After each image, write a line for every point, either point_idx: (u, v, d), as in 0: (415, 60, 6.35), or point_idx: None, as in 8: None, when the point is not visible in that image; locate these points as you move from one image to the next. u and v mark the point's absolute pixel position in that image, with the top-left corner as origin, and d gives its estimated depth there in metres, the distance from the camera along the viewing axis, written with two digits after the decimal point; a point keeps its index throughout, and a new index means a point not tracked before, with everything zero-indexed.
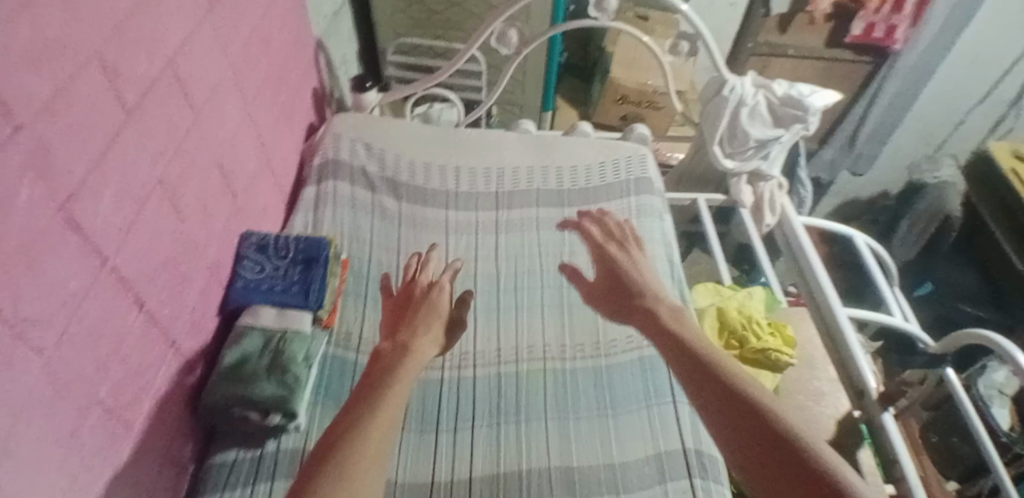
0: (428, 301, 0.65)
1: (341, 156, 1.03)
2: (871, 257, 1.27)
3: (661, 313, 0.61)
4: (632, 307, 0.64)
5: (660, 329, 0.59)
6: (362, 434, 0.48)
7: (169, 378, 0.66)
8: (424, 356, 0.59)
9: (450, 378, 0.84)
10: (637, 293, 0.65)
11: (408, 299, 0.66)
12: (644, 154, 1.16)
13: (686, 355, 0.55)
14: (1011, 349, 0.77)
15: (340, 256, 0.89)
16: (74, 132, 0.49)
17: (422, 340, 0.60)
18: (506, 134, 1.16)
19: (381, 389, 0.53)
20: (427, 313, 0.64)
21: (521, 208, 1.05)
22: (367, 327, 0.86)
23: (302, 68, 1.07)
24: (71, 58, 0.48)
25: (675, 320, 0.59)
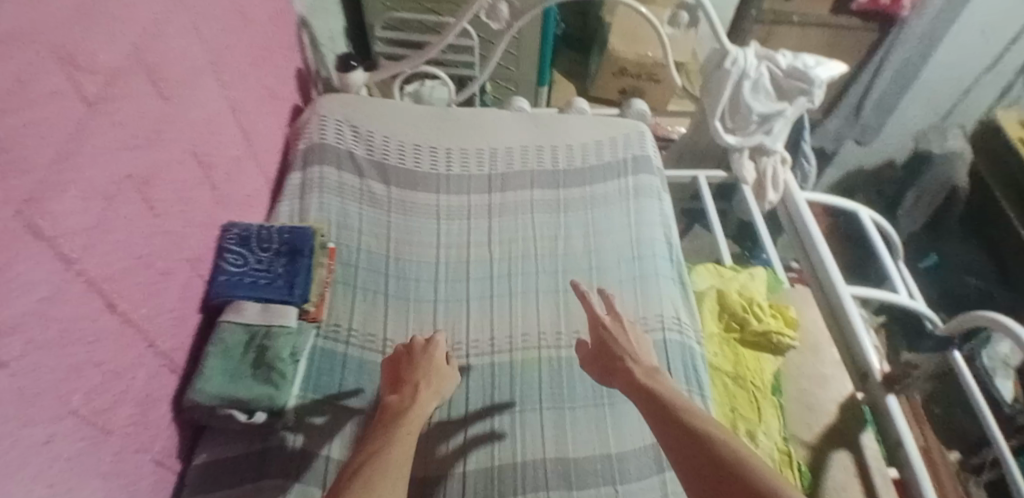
0: (427, 354, 0.74)
1: (327, 139, 1.00)
2: (876, 233, 1.24)
3: (639, 376, 0.67)
4: (617, 370, 0.70)
5: (640, 389, 0.64)
6: (375, 463, 0.56)
7: (149, 378, 0.65)
8: (424, 405, 0.67)
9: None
10: (624, 357, 0.71)
11: (408, 356, 0.74)
12: (642, 132, 1.12)
13: (666, 417, 0.59)
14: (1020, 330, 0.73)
15: (327, 244, 0.87)
16: (31, 128, 0.46)
17: (425, 393, 0.68)
18: (499, 112, 1.12)
19: (391, 429, 0.61)
20: (426, 367, 0.72)
21: (515, 191, 1.02)
22: (357, 317, 0.84)
23: (285, 49, 1.03)
24: (22, 49, 0.45)
25: (656, 385, 0.65)
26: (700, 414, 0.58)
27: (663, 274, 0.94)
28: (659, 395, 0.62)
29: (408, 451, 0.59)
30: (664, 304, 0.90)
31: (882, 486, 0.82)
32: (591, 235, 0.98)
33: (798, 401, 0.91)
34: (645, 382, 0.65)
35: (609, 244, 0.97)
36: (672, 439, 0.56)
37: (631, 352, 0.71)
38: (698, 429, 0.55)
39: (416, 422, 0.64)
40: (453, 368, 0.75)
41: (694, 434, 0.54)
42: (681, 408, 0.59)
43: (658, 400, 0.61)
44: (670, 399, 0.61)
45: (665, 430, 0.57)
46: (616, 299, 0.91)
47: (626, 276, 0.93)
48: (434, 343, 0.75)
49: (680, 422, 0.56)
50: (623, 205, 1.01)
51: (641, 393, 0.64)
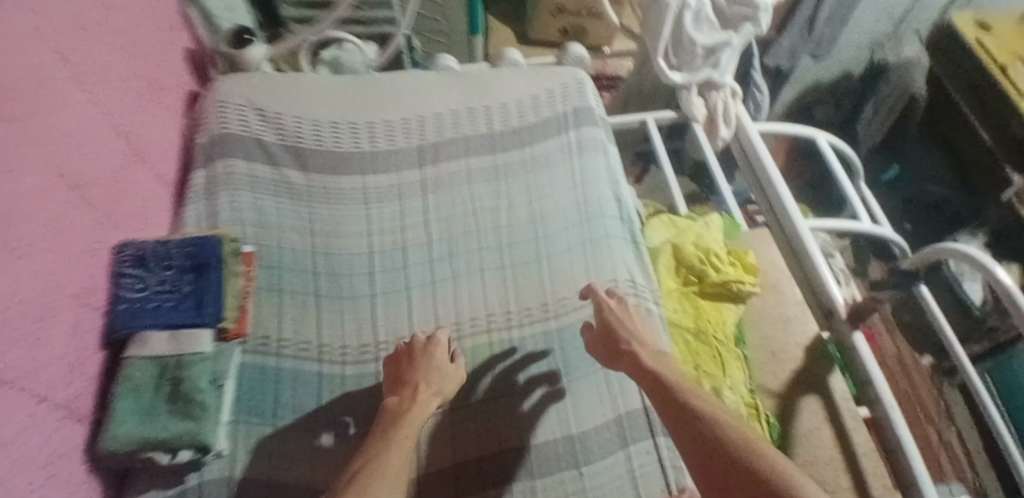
0: (428, 355, 0.70)
1: (230, 127, 0.89)
2: (834, 158, 1.19)
3: (646, 361, 0.67)
4: (623, 354, 0.69)
5: (649, 376, 0.65)
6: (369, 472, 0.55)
7: (51, 433, 0.58)
8: (427, 409, 0.64)
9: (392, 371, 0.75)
10: (627, 340, 0.70)
11: (406, 355, 0.71)
12: (582, 79, 1.03)
13: (678, 411, 0.59)
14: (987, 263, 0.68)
15: (242, 249, 0.79)
16: None
17: (426, 393, 0.66)
18: (424, 74, 1.01)
19: (392, 434, 0.60)
20: (427, 365, 0.70)
21: (449, 161, 0.93)
22: (286, 325, 0.77)
23: (166, 29, 0.91)
24: None
25: (666, 372, 0.65)
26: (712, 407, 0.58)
27: (613, 234, 0.88)
28: (670, 385, 0.62)
29: (405, 459, 0.57)
30: (617, 268, 0.84)
31: (851, 424, 0.80)
32: (535, 201, 0.90)
33: (763, 348, 0.88)
34: (654, 371, 0.65)
35: (555, 209, 0.90)
36: (685, 433, 0.57)
37: (637, 334, 0.71)
38: (712, 428, 0.56)
39: (414, 425, 0.62)
40: (460, 369, 0.72)
41: (709, 433, 0.55)
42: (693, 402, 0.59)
43: (666, 391, 0.62)
44: (679, 390, 0.62)
45: (679, 425, 0.58)
46: (567, 268, 0.85)
47: (576, 241, 0.87)
48: (437, 344, 0.72)
49: (694, 419, 0.57)
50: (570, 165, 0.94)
51: (650, 381, 0.64)
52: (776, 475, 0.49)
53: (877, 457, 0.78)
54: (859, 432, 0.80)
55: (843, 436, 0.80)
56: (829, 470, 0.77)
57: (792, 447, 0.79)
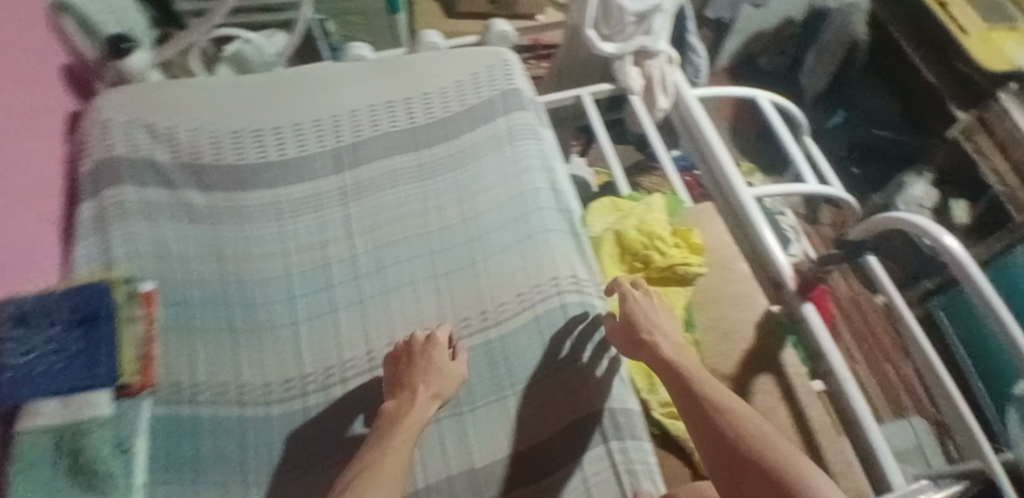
0: (428, 352, 0.68)
1: (116, 150, 0.80)
2: (777, 117, 1.16)
3: (668, 357, 0.67)
4: (642, 346, 0.69)
5: (671, 371, 0.65)
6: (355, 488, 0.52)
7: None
8: (426, 411, 0.63)
9: (339, 396, 0.70)
10: (646, 334, 0.70)
11: (409, 354, 0.69)
12: (507, 60, 0.95)
13: (698, 410, 0.60)
14: (939, 235, 0.65)
15: (139, 289, 0.71)
16: None
17: (423, 397, 0.64)
18: (335, 67, 0.93)
19: (384, 441, 0.58)
20: (425, 366, 0.67)
21: (369, 164, 0.85)
22: (201, 369, 0.71)
23: (34, 42, 0.80)
24: None
25: (688, 368, 0.65)
26: (734, 406, 0.59)
27: (551, 227, 0.83)
28: (690, 381, 0.63)
29: (400, 469, 0.55)
30: (558, 264, 0.79)
31: (805, 399, 0.79)
32: (466, 199, 0.84)
33: (714, 330, 0.85)
34: (677, 367, 0.65)
35: (487, 206, 0.84)
36: (706, 433, 0.58)
37: (658, 325, 0.71)
38: (731, 432, 0.56)
39: (409, 431, 0.60)
40: (458, 366, 0.69)
41: (732, 435, 0.56)
42: (714, 404, 0.60)
43: (687, 388, 0.63)
44: (699, 388, 0.62)
45: (698, 424, 0.59)
46: (504, 270, 0.79)
47: (512, 239, 0.81)
48: (435, 345, 0.68)
49: (715, 421, 0.58)
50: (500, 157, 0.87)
51: (672, 376, 0.65)
52: (794, 478, 0.50)
53: (833, 430, 0.77)
54: (814, 406, 0.78)
55: (798, 411, 0.78)
56: None
57: None
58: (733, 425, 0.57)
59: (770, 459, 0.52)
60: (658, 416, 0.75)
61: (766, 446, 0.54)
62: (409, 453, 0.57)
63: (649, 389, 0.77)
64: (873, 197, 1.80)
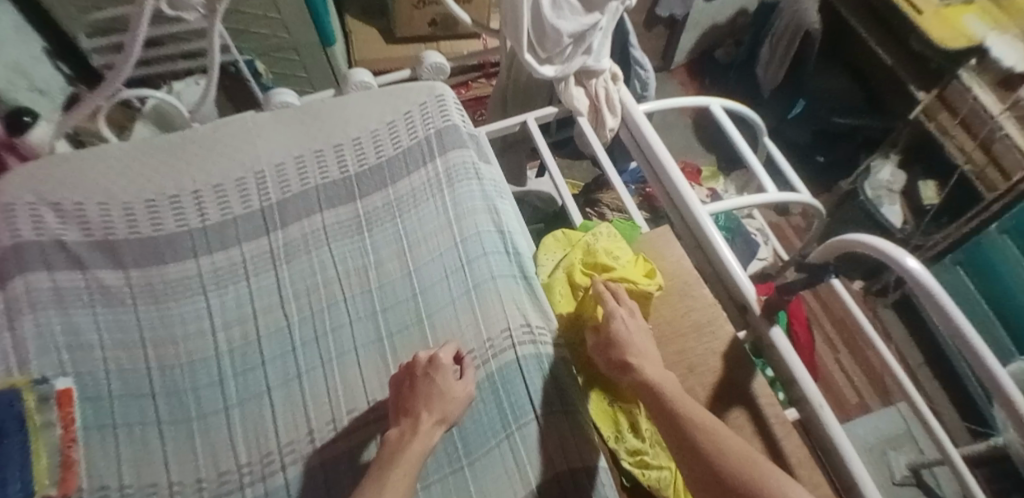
0: (436, 375, 0.64)
1: (21, 234, 0.73)
2: (730, 123, 1.13)
3: (651, 377, 0.63)
4: (629, 368, 0.65)
5: (653, 394, 0.62)
6: None
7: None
8: (430, 437, 0.61)
9: (285, 475, 0.65)
10: (630, 356, 0.66)
11: (411, 375, 0.65)
12: (441, 95, 0.90)
13: (683, 439, 0.58)
14: (900, 258, 0.62)
15: (54, 390, 0.65)
16: None
17: (427, 424, 0.61)
18: (256, 117, 0.87)
19: (386, 474, 0.57)
20: (429, 391, 0.63)
21: (301, 222, 0.80)
22: (129, 470, 0.65)
23: None
24: None
25: (669, 388, 0.62)
26: (720, 430, 0.57)
27: (499, 273, 0.78)
28: (669, 405, 0.60)
29: None
30: (508, 314, 0.75)
31: (780, 431, 0.75)
32: (406, 251, 0.79)
33: (679, 365, 0.81)
34: (659, 390, 0.62)
35: (429, 257, 0.79)
36: (691, 464, 0.56)
37: (641, 343, 0.67)
38: (723, 467, 0.54)
39: (412, 461, 0.58)
40: (468, 385, 0.65)
41: (719, 463, 0.54)
42: (702, 429, 0.57)
43: (667, 411, 0.60)
44: (678, 410, 0.60)
45: (686, 454, 0.57)
46: (452, 326, 0.75)
47: (457, 291, 0.77)
48: (439, 368, 0.64)
49: (701, 453, 0.56)
50: (441, 197, 0.83)
51: (653, 400, 0.62)
52: None
53: (811, 464, 0.73)
54: (789, 438, 0.75)
55: (773, 446, 0.75)
56: None
57: None
58: (722, 457, 0.55)
59: None
60: (628, 467, 0.67)
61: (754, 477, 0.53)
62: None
63: (616, 437, 0.69)
64: (841, 185, 1.79)
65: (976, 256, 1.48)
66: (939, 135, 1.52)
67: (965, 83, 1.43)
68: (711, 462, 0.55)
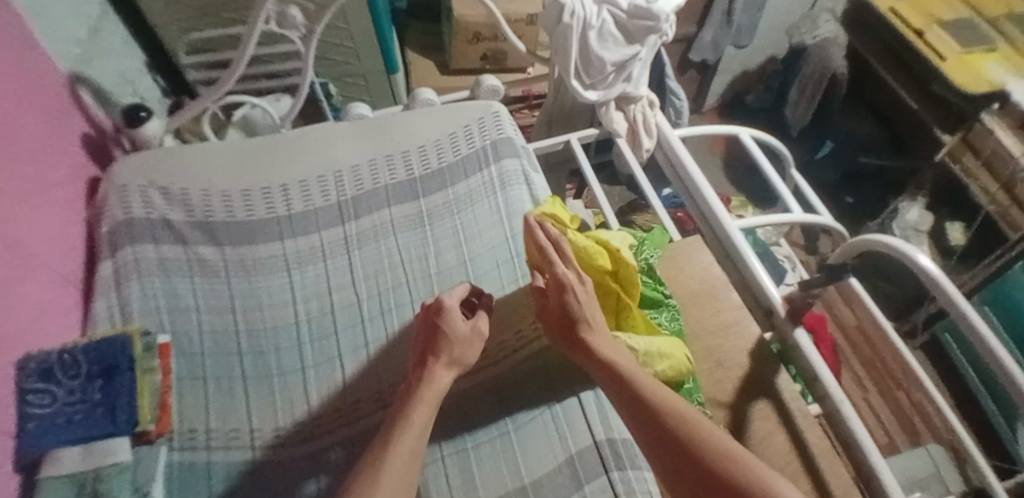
0: (445, 322, 0.71)
1: (134, 212, 0.85)
2: (759, 151, 1.21)
3: (616, 364, 0.69)
4: (578, 346, 0.73)
5: (621, 382, 0.67)
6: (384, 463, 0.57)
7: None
8: (441, 383, 0.67)
9: (350, 426, 0.74)
10: (579, 325, 0.73)
11: (427, 328, 0.72)
12: (497, 112, 1.02)
13: (643, 410, 0.64)
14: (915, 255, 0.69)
15: (157, 341, 0.74)
16: None
17: (440, 366, 0.69)
18: (333, 126, 0.99)
19: (406, 413, 0.63)
20: (437, 336, 0.71)
21: (371, 213, 0.91)
22: (215, 416, 0.73)
23: (55, 114, 0.85)
24: None
25: (637, 377, 0.67)
26: (689, 412, 0.62)
27: None
28: (638, 391, 0.65)
29: (415, 447, 0.60)
30: None
31: (803, 424, 0.81)
32: (462, 243, 0.89)
33: (708, 359, 0.88)
34: (618, 368, 0.68)
35: (483, 249, 0.88)
36: (652, 434, 0.62)
37: (592, 311, 0.74)
38: (687, 433, 0.60)
39: (431, 401, 0.65)
40: (476, 327, 0.73)
41: (689, 441, 0.59)
42: (672, 412, 0.62)
43: (636, 397, 0.65)
44: (646, 396, 0.64)
45: (655, 438, 0.61)
46: (504, 308, 0.84)
47: (515, 280, 0.86)
48: (446, 313, 0.72)
49: (663, 424, 0.61)
50: (479, 190, 0.94)
51: (621, 389, 0.67)
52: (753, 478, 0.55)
53: (833, 454, 0.79)
54: (812, 430, 0.81)
55: (797, 438, 0.80)
56: (787, 473, 0.77)
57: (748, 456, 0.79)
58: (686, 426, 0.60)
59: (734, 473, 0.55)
60: None
61: (720, 450, 0.58)
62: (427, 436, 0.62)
63: None
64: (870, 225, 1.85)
65: (1002, 295, 1.51)
66: (964, 178, 1.59)
67: (987, 126, 1.49)
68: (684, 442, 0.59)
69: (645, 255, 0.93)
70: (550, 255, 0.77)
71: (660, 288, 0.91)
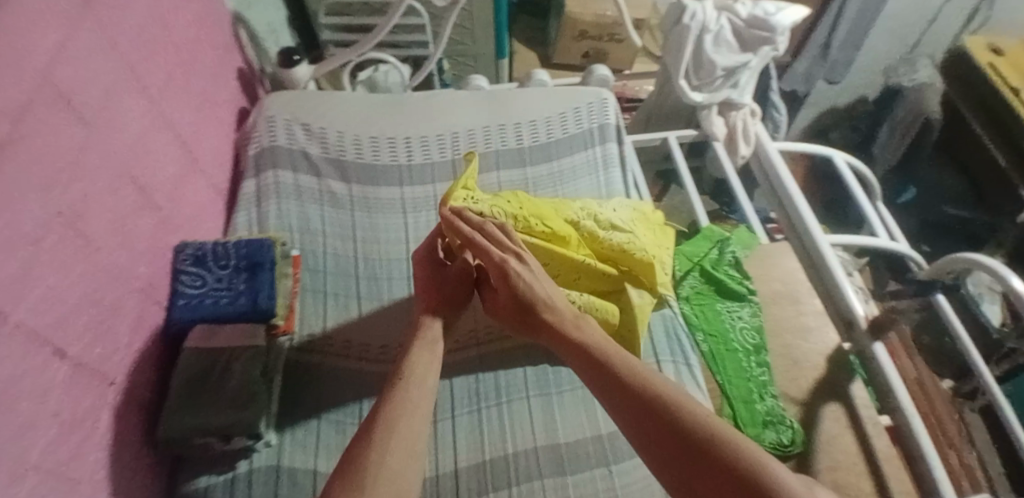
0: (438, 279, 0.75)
1: (278, 141, 0.95)
2: (851, 175, 1.22)
3: (589, 342, 0.61)
4: (540, 325, 0.68)
5: (594, 362, 0.59)
6: (384, 418, 0.55)
7: (107, 431, 0.61)
8: (432, 338, 0.68)
9: (452, 354, 0.82)
10: (539, 306, 0.68)
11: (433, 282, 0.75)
12: (606, 98, 1.08)
13: (614, 385, 0.55)
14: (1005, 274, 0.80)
15: (290, 253, 0.84)
16: None
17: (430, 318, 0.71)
18: (453, 93, 1.06)
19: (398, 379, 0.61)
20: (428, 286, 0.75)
21: (481, 174, 0.98)
22: (331, 326, 0.82)
23: (221, 47, 0.96)
24: None
25: (609, 354, 0.59)
26: (673, 389, 0.53)
27: None
28: (610, 366, 0.57)
29: (427, 403, 0.59)
30: None
31: (872, 431, 0.83)
32: None
33: (785, 357, 0.91)
34: (590, 347, 0.61)
35: None
36: (624, 409, 0.53)
37: (547, 296, 0.69)
38: (663, 401, 0.51)
39: (427, 356, 0.65)
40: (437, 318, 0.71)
41: (672, 418, 0.50)
42: (648, 386, 0.53)
43: (607, 376, 0.56)
44: (617, 374, 0.56)
45: (631, 419, 0.52)
46: None
47: None
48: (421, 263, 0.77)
49: (637, 397, 0.52)
50: (572, 167, 1.00)
51: (591, 368, 0.58)
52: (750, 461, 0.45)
53: (899, 464, 0.80)
54: (880, 438, 0.82)
55: (865, 444, 0.82)
56: (851, 474, 0.80)
57: (815, 452, 0.82)
58: (661, 396, 0.52)
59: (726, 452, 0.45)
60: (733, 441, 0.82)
61: (708, 429, 0.48)
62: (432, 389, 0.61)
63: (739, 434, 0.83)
64: None
65: None
66: None
67: None
68: (670, 419, 0.50)
69: (730, 252, 0.99)
70: (480, 242, 0.72)
71: (745, 284, 0.96)
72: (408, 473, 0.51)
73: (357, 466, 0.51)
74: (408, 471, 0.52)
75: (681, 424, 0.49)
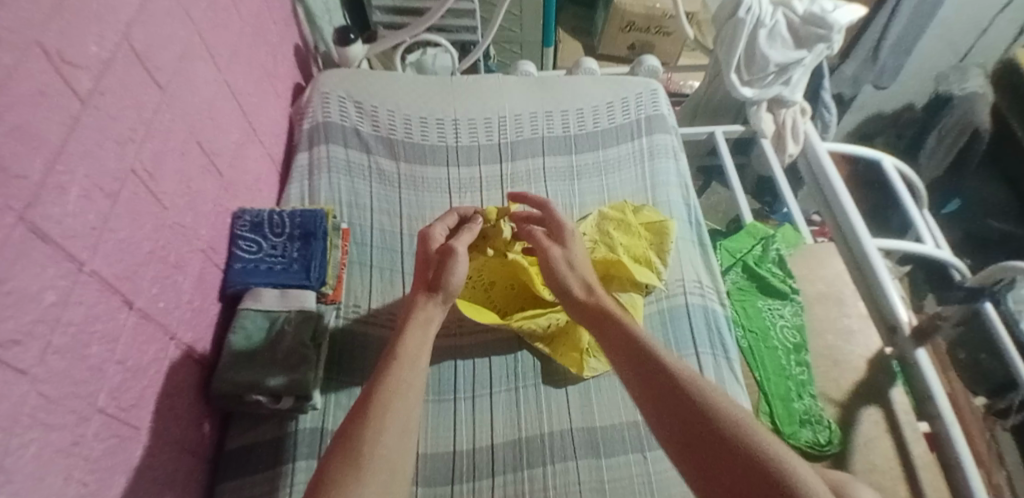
0: (429, 260, 0.71)
1: (331, 117, 0.98)
2: (900, 181, 1.19)
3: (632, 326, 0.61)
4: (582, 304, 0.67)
5: (633, 340, 0.58)
6: (380, 393, 0.56)
7: (168, 382, 0.64)
8: (431, 319, 0.67)
9: (493, 333, 0.83)
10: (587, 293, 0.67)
11: (425, 257, 0.72)
12: (655, 89, 1.08)
13: (645, 363, 0.55)
14: None
15: (341, 225, 0.86)
16: (45, 151, 0.47)
17: (423, 298, 0.68)
18: (504, 78, 1.07)
19: (392, 361, 0.60)
20: (425, 259, 0.72)
21: (526, 158, 0.99)
22: (376, 299, 0.84)
23: (281, 22, 0.99)
24: (38, 63, 0.46)
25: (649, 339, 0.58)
26: (706, 383, 0.52)
27: (681, 235, 0.92)
28: (649, 350, 0.57)
29: (418, 384, 0.59)
30: (685, 269, 0.88)
31: (910, 436, 0.82)
32: (605, 198, 0.96)
33: (825, 357, 0.91)
34: (630, 328, 0.61)
35: None
36: (649, 384, 0.53)
37: (584, 279, 0.69)
38: (696, 389, 0.51)
39: (416, 339, 0.63)
40: (436, 304, 0.68)
41: (702, 405, 0.49)
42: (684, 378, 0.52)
43: (644, 358, 0.56)
44: (655, 358, 0.55)
45: (660, 397, 0.52)
46: None
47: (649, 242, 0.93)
48: (428, 239, 0.73)
49: (668, 377, 0.53)
50: (617, 158, 1.00)
51: (630, 346, 0.58)
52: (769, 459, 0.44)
53: (935, 471, 0.79)
54: (918, 443, 0.81)
55: (903, 449, 0.81)
56: (887, 478, 0.79)
57: (851, 453, 0.81)
58: (693, 381, 0.52)
59: (743, 446, 0.45)
60: None
61: (731, 422, 0.47)
62: (425, 363, 0.62)
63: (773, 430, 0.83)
64: None
65: None
66: None
67: None
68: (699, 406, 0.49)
69: (774, 250, 1.00)
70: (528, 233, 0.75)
71: (788, 282, 0.97)
72: (403, 449, 0.53)
73: (352, 445, 0.51)
74: (403, 452, 0.53)
75: (706, 413, 0.48)
